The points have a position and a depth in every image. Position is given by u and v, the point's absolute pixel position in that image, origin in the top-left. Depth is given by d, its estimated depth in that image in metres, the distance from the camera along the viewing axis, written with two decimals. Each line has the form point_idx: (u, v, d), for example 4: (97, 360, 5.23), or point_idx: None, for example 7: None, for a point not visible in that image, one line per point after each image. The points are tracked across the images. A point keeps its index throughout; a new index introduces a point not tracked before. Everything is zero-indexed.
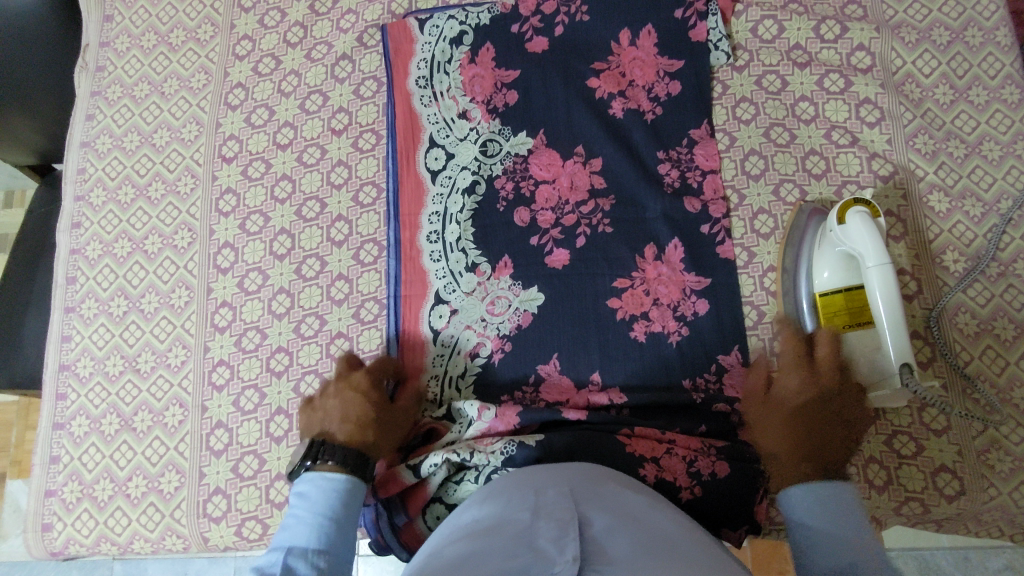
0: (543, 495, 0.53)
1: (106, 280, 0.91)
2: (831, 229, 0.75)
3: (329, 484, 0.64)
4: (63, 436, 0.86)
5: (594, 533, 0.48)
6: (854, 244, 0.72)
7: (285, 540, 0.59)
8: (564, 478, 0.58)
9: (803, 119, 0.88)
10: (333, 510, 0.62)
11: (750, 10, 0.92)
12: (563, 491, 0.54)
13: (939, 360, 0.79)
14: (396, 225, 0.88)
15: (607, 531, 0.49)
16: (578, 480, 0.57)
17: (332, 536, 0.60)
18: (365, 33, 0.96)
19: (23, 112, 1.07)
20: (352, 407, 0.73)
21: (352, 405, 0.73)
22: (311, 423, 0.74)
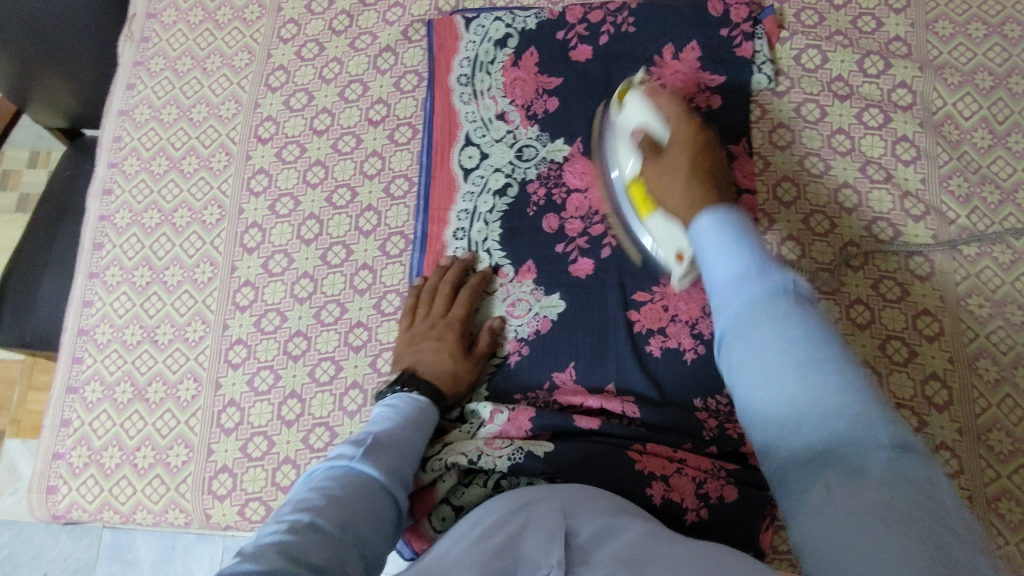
0: (535, 509, 0.56)
1: (132, 249, 0.92)
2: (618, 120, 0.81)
3: (413, 404, 0.70)
4: (76, 400, 0.87)
5: (582, 540, 0.50)
6: (635, 119, 0.77)
7: (370, 428, 0.65)
8: (562, 495, 0.59)
9: (840, 151, 0.88)
10: (413, 418, 0.68)
11: (795, 38, 0.92)
12: (554, 507, 0.57)
13: (956, 404, 0.79)
14: (425, 219, 0.88)
15: (592, 539, 0.51)
16: (577, 498, 0.59)
17: (410, 434, 0.66)
18: (411, 28, 0.96)
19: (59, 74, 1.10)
20: (437, 353, 0.78)
21: (432, 347, 0.79)
22: (398, 353, 0.80)
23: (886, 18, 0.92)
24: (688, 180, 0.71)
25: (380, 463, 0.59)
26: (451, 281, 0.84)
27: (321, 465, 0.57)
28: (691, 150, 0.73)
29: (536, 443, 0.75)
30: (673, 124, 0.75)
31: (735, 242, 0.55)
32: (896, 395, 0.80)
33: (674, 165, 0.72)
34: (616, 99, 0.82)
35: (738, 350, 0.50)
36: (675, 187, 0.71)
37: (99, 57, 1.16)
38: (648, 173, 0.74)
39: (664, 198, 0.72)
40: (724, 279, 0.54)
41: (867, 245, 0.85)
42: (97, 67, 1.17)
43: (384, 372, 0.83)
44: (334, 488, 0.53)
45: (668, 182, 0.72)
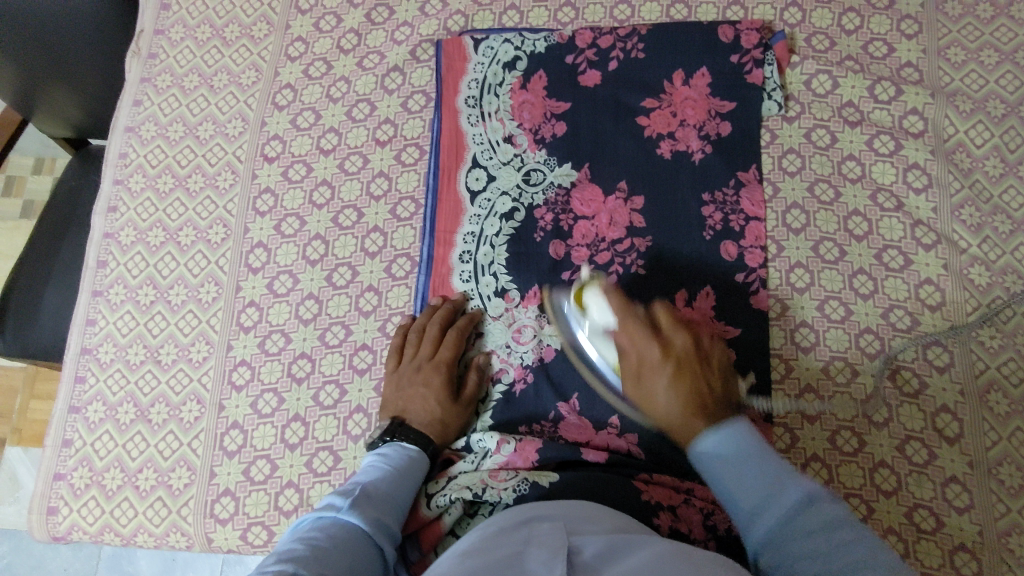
0: (537, 527, 0.55)
1: (136, 268, 0.91)
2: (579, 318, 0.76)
3: (405, 453, 0.72)
4: (78, 420, 0.86)
5: (588, 557, 0.49)
6: (605, 322, 0.71)
7: (360, 479, 0.67)
8: (564, 515, 0.58)
9: (850, 178, 0.88)
10: (403, 468, 0.70)
11: (806, 63, 0.91)
12: (557, 526, 0.55)
13: (966, 437, 0.78)
14: (431, 242, 0.88)
15: (598, 558, 0.49)
16: (579, 518, 0.58)
17: (399, 485, 0.68)
18: (419, 47, 0.96)
19: (62, 82, 1.11)
20: (424, 400, 0.78)
21: (420, 393, 0.78)
22: (386, 396, 0.80)
23: (898, 43, 0.92)
24: (666, 366, 0.65)
25: (368, 514, 0.61)
26: (439, 321, 0.82)
27: (308, 516, 0.59)
28: (676, 368, 0.65)
29: (541, 474, 0.74)
30: (639, 340, 0.67)
31: (740, 468, 0.57)
32: (905, 426, 0.79)
33: (640, 328, 0.67)
34: (575, 298, 0.77)
35: (722, 475, 0.58)
36: (660, 389, 0.65)
37: (106, 71, 1.15)
38: (630, 355, 0.68)
39: (655, 411, 0.66)
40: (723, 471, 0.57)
41: (877, 273, 0.84)
42: (104, 80, 1.17)
43: None
44: (320, 538, 0.55)
45: (648, 389, 0.66)
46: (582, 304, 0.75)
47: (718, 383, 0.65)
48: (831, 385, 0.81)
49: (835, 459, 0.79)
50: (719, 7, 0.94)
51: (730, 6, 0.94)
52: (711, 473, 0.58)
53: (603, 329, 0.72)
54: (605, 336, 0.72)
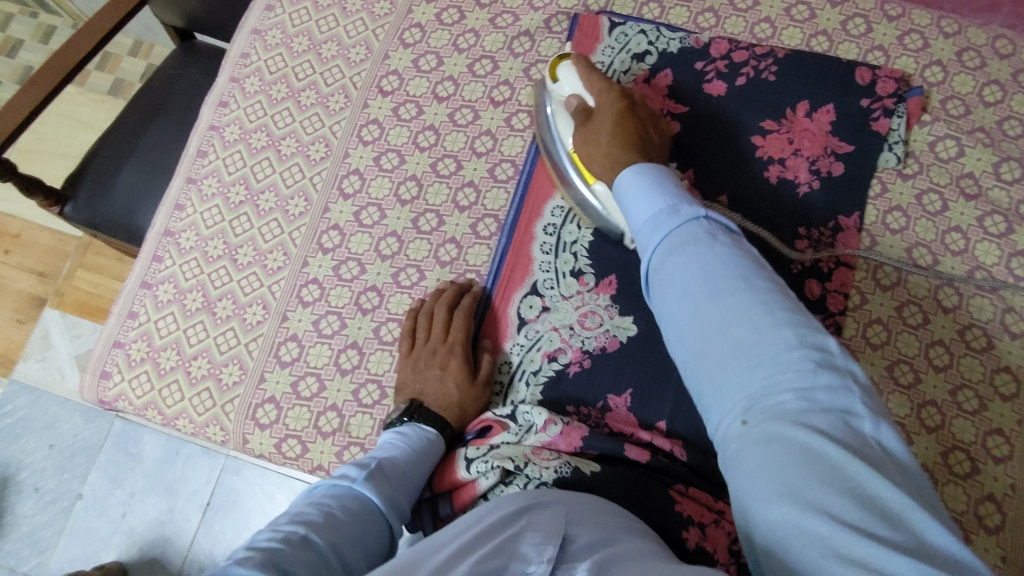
0: (539, 508, 0.56)
1: (233, 165, 0.93)
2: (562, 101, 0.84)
3: (422, 436, 0.72)
4: (147, 296, 0.89)
5: (578, 548, 0.51)
6: (568, 91, 0.82)
7: (376, 454, 0.67)
8: (563, 498, 0.60)
9: (951, 249, 0.86)
10: (418, 450, 0.70)
11: (936, 125, 0.90)
12: (557, 510, 0.56)
13: (1006, 531, 0.76)
14: (520, 206, 0.88)
15: (588, 549, 0.51)
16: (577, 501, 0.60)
17: (414, 466, 0.68)
18: (555, 18, 0.96)
19: None
20: (441, 383, 0.78)
21: (435, 375, 0.79)
22: (402, 379, 0.81)
23: None
24: (609, 129, 0.74)
25: (381, 490, 0.61)
26: (445, 304, 0.83)
27: (324, 483, 0.60)
28: (619, 113, 0.75)
29: (583, 461, 0.74)
30: (600, 94, 0.78)
31: (687, 260, 0.54)
32: (947, 505, 0.77)
33: (590, 134, 0.76)
34: (549, 73, 0.85)
35: (669, 267, 0.55)
36: (605, 124, 0.75)
37: None
38: (584, 112, 0.79)
39: (602, 123, 0.76)
40: (685, 293, 0.53)
41: (956, 348, 0.83)
42: None
43: None
44: (332, 508, 0.56)
45: (593, 141, 0.76)
46: (553, 77, 0.84)
47: (654, 142, 0.76)
48: None
49: None
50: (861, 48, 0.93)
51: (872, 50, 0.92)
52: (624, 201, 0.64)
53: (572, 93, 0.81)
54: (567, 108, 0.82)
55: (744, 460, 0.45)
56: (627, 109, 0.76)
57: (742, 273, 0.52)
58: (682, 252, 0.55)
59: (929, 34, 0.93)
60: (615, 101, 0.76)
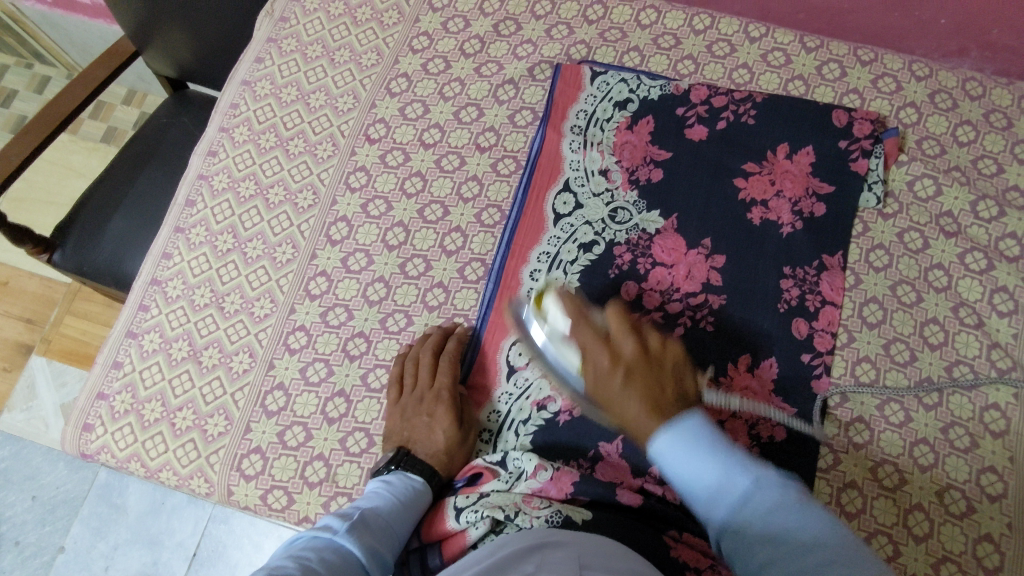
0: (549, 555, 0.53)
1: (221, 214, 0.93)
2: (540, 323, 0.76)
3: (409, 485, 0.73)
4: (132, 346, 0.88)
5: None
6: (560, 330, 0.73)
7: (360, 505, 0.67)
8: (576, 540, 0.57)
9: (935, 286, 0.87)
10: (401, 500, 0.70)
11: (913, 164, 0.91)
12: (570, 556, 0.53)
13: (1005, 572, 0.75)
14: (506, 252, 0.88)
15: None
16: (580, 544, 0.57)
17: (397, 517, 0.68)
18: (538, 67, 0.98)
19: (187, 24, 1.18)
20: (429, 430, 0.78)
21: (421, 422, 0.78)
22: (390, 426, 0.80)
23: (1009, 166, 0.91)
24: (641, 397, 0.63)
25: (362, 539, 0.61)
26: (432, 349, 0.83)
27: (305, 535, 0.60)
28: (638, 334, 0.69)
29: (575, 509, 0.73)
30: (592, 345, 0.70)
31: (694, 441, 0.57)
32: (945, 546, 0.76)
33: (609, 389, 0.66)
34: (536, 302, 0.78)
35: (678, 458, 0.57)
36: (624, 357, 0.67)
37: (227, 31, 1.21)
38: (591, 375, 0.69)
39: (615, 405, 0.65)
40: (706, 487, 0.56)
41: (944, 385, 0.83)
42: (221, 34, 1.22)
43: None
44: (314, 559, 0.55)
45: (621, 409, 0.64)
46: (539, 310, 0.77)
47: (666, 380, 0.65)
48: (876, 487, 0.79)
49: None
50: (837, 92, 0.95)
51: (847, 94, 0.95)
52: (665, 462, 0.58)
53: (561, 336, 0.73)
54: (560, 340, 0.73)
55: None
56: (642, 362, 0.66)
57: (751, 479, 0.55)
58: (684, 446, 0.57)
59: (902, 77, 0.96)
60: (635, 359, 0.67)
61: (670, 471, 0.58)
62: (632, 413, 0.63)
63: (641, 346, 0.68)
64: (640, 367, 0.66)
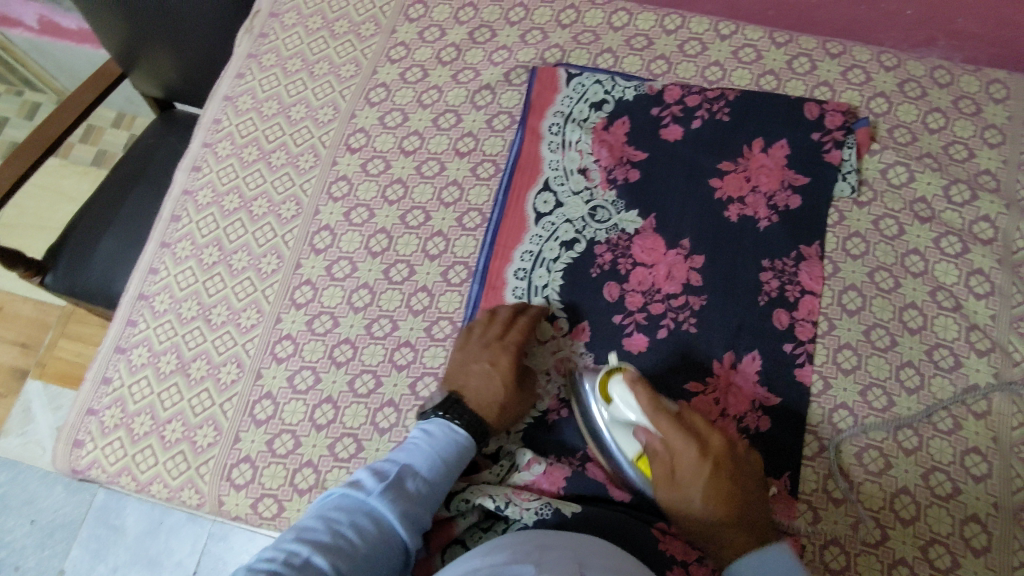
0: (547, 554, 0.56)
1: (206, 228, 0.95)
2: (603, 404, 0.76)
3: (454, 438, 0.72)
4: (121, 361, 0.89)
5: None
6: (628, 417, 0.73)
7: (398, 457, 0.70)
8: (568, 543, 0.60)
9: (912, 271, 0.88)
10: (441, 450, 0.71)
11: (885, 152, 0.93)
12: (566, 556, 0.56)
13: (992, 552, 0.76)
14: (489, 253, 0.90)
15: None
16: (585, 545, 0.59)
17: (434, 467, 0.69)
18: (514, 71, 1.00)
19: (161, 52, 1.20)
20: (481, 380, 0.79)
21: (476, 372, 0.79)
22: (449, 372, 0.82)
23: (979, 151, 0.93)
24: (711, 506, 0.67)
25: (390, 499, 0.64)
26: (512, 309, 0.84)
27: (339, 490, 0.65)
28: (710, 477, 0.68)
29: (564, 502, 0.74)
30: (680, 441, 0.69)
31: None
32: (932, 528, 0.77)
33: (693, 470, 0.68)
34: (599, 389, 0.77)
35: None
36: (695, 498, 0.68)
37: (202, 59, 1.24)
38: (658, 462, 0.71)
39: (683, 506, 0.69)
40: (772, 573, 0.65)
41: (925, 369, 0.84)
42: (194, 60, 1.24)
43: (421, 397, 0.84)
44: (338, 522, 0.61)
45: (680, 508, 0.69)
46: (606, 396, 0.75)
47: (750, 486, 0.69)
48: (861, 472, 0.80)
49: (855, 548, 0.77)
50: (808, 85, 0.97)
51: (818, 86, 0.97)
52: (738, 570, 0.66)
53: (631, 424, 0.74)
54: (629, 429, 0.74)
55: None
56: (721, 477, 0.68)
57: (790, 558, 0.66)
58: (757, 564, 0.66)
59: (871, 68, 0.97)
60: (703, 468, 0.68)
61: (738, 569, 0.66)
62: (695, 503, 0.68)
63: (716, 465, 0.68)
64: (699, 490, 0.68)
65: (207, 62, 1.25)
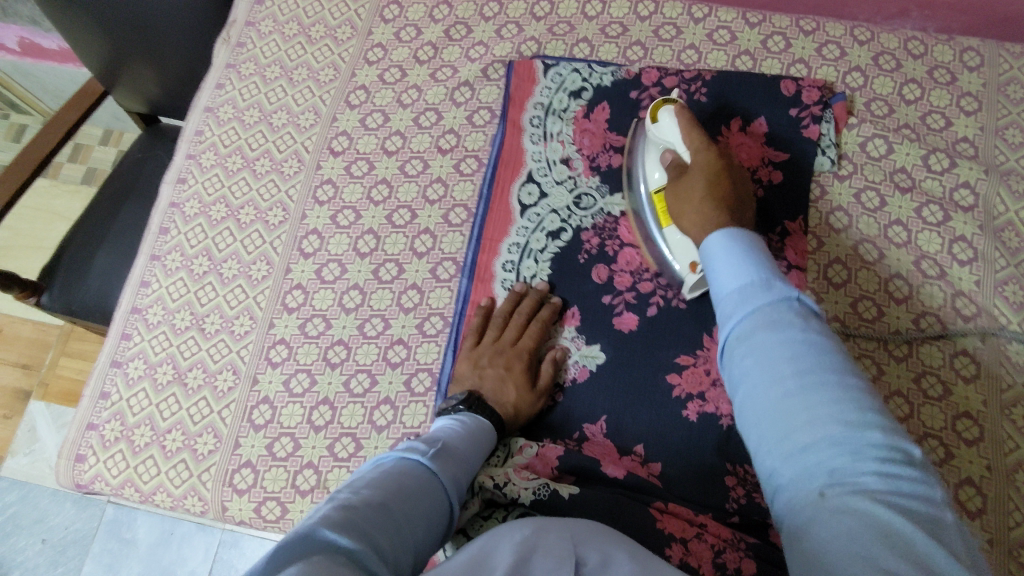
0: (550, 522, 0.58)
1: (195, 238, 0.95)
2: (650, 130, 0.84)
3: (481, 426, 0.73)
4: (118, 375, 0.89)
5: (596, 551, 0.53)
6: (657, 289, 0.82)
7: (438, 435, 0.67)
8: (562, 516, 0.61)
9: (895, 242, 0.88)
10: (476, 434, 0.71)
11: (863, 126, 0.94)
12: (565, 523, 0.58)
13: (989, 513, 0.77)
14: (477, 247, 0.90)
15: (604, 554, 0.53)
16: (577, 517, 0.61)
17: (472, 450, 0.68)
18: (491, 66, 1.00)
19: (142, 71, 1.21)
20: (502, 382, 0.80)
21: (493, 372, 0.81)
22: (462, 372, 0.82)
23: (956, 119, 0.93)
24: (704, 204, 0.74)
25: (447, 469, 0.62)
26: (528, 311, 0.86)
27: (392, 454, 0.60)
28: (711, 173, 0.75)
29: (561, 484, 0.74)
30: (695, 147, 0.78)
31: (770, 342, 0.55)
32: None
33: (691, 189, 0.76)
34: (649, 112, 0.84)
35: (724, 260, 0.64)
36: (699, 186, 0.75)
37: (181, 75, 1.25)
38: (670, 191, 0.79)
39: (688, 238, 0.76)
40: (738, 287, 0.61)
41: (913, 337, 0.84)
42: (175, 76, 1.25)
43: (417, 393, 0.85)
44: (402, 476, 0.56)
45: (686, 210, 0.76)
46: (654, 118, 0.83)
47: (730, 186, 0.75)
48: None
49: None
50: (784, 63, 0.97)
51: (794, 64, 0.97)
52: (712, 260, 0.65)
53: (665, 142, 0.82)
54: (659, 150, 0.83)
55: (813, 528, 0.45)
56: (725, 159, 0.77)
57: (794, 298, 0.58)
58: (728, 248, 0.64)
59: (845, 43, 0.98)
60: (712, 160, 0.76)
61: (714, 269, 0.65)
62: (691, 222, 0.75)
63: (717, 166, 0.76)
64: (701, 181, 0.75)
65: (187, 78, 1.25)
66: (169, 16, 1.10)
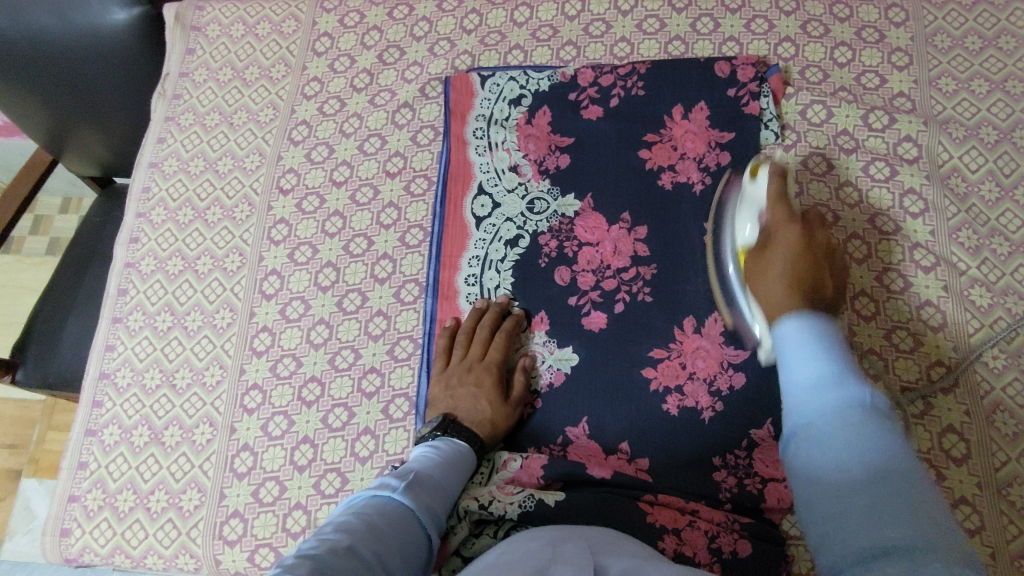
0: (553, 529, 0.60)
1: (155, 295, 0.95)
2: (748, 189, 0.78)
3: (457, 449, 0.73)
4: (94, 443, 0.88)
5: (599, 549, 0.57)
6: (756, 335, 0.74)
7: (411, 466, 0.68)
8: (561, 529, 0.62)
9: (847, 203, 0.89)
10: (452, 459, 0.71)
11: (800, 94, 0.94)
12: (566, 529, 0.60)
13: (974, 458, 0.77)
14: (437, 265, 0.90)
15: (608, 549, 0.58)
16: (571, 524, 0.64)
17: (448, 476, 0.69)
18: (428, 85, 1.01)
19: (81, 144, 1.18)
20: (475, 398, 0.80)
21: (465, 393, 0.80)
22: (436, 394, 0.82)
23: (890, 75, 0.95)
24: (777, 283, 0.66)
25: (420, 500, 0.62)
26: (489, 324, 0.85)
27: (363, 493, 0.61)
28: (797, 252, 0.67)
29: (546, 492, 0.74)
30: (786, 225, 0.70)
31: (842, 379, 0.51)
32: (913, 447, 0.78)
33: (780, 249, 0.68)
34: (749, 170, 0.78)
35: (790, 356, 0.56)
36: (778, 261, 0.67)
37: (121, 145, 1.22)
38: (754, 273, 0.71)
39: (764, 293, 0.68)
40: (807, 380, 0.53)
41: (878, 295, 0.85)
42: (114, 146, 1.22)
43: (396, 419, 0.84)
44: (374, 514, 0.57)
45: (763, 289, 0.67)
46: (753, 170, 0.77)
47: (830, 280, 0.66)
48: None
49: None
50: (715, 43, 0.98)
51: (725, 42, 0.98)
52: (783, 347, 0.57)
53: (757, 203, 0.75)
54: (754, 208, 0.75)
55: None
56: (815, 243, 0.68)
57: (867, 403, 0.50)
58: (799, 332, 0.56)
59: (772, 15, 0.99)
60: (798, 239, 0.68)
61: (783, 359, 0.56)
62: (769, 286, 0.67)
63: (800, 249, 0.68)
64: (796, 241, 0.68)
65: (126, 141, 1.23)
66: (109, 92, 1.08)
